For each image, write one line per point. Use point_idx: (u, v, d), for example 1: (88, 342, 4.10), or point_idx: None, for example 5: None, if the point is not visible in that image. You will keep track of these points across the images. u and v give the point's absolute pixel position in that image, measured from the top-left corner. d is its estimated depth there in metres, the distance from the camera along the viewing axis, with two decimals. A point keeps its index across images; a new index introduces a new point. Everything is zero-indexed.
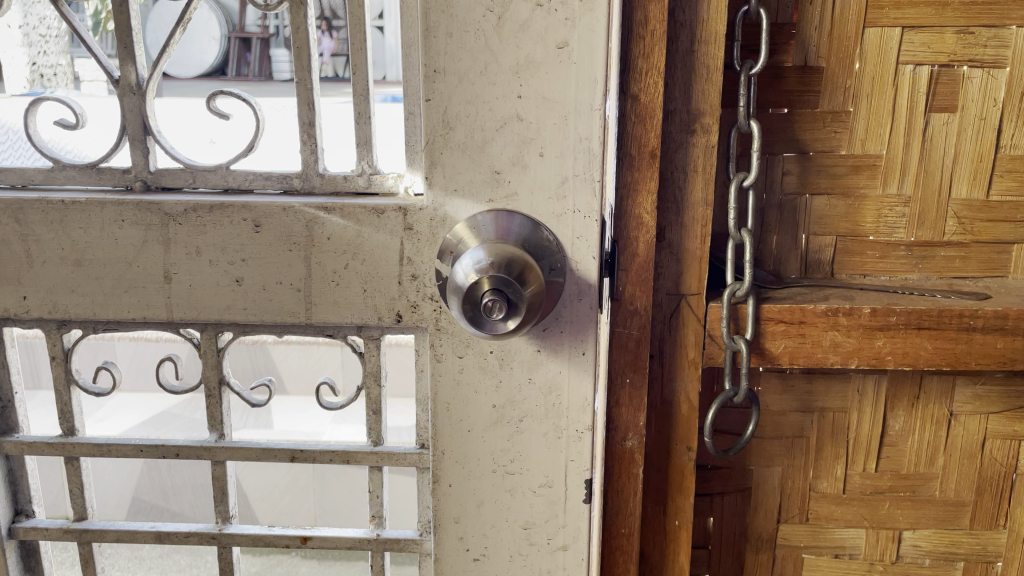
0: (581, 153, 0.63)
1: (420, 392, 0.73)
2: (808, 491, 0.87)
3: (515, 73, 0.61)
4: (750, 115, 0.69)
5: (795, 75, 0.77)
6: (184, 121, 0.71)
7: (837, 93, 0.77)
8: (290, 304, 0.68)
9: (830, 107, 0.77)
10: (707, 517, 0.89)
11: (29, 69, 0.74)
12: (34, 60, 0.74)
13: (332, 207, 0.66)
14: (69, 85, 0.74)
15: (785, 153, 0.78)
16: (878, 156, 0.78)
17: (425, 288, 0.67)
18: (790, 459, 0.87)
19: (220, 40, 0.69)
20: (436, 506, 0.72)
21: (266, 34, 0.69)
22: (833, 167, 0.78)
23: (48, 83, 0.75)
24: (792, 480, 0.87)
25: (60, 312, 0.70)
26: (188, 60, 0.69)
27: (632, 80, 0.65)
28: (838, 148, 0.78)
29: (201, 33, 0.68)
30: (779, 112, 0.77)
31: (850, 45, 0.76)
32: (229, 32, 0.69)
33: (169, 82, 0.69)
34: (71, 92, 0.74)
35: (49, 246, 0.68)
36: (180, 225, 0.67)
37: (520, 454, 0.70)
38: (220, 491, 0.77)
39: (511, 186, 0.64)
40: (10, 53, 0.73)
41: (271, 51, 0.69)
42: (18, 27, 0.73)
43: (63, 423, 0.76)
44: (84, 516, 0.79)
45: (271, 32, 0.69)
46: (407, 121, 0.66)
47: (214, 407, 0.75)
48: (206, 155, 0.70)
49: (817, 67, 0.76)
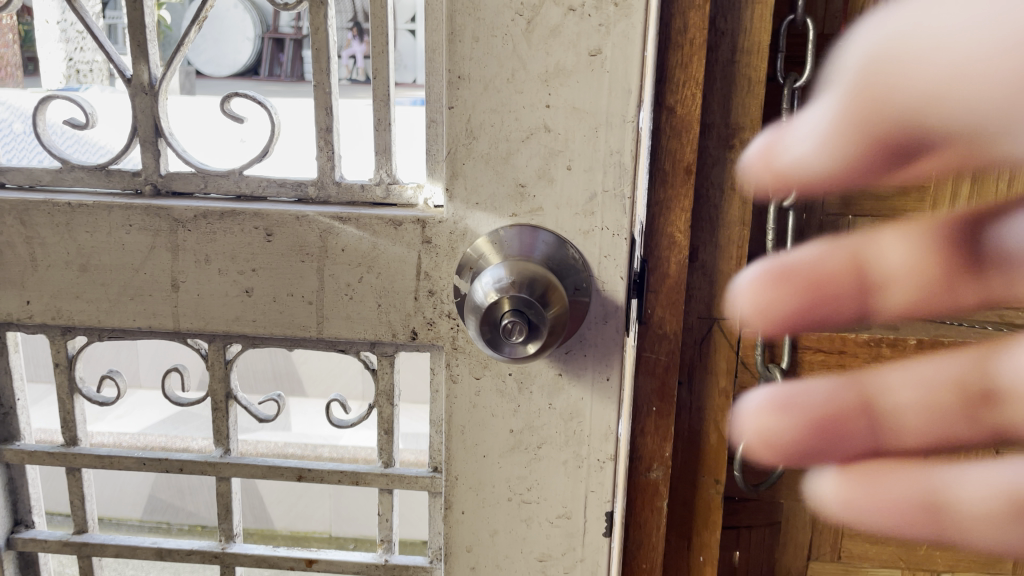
0: (611, 167, 0.59)
1: (434, 412, 0.70)
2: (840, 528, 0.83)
3: (544, 81, 0.58)
4: None
5: None
6: (218, 122, 0.67)
7: None
8: (301, 318, 0.65)
9: None
10: (734, 550, 0.85)
11: (67, 65, 0.71)
12: (71, 55, 0.71)
13: (347, 217, 0.62)
14: (104, 82, 0.70)
15: None
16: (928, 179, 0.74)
17: (442, 305, 0.63)
18: None
19: (254, 40, 0.66)
20: (448, 535, 0.69)
21: (299, 35, 0.67)
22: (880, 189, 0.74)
23: (83, 79, 0.71)
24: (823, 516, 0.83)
25: (63, 319, 0.67)
26: (221, 59, 0.66)
27: (669, 91, 0.61)
28: None
29: (236, 32, 0.65)
30: None
31: None
32: (262, 33, 0.66)
33: (201, 80, 0.67)
34: (104, 89, 0.70)
35: (54, 250, 0.65)
36: (189, 232, 0.64)
37: (538, 483, 0.66)
38: (224, 508, 0.74)
39: (536, 201, 0.60)
40: (49, 49, 0.71)
41: (302, 53, 0.67)
42: (57, 23, 0.71)
43: (65, 432, 0.73)
44: (84, 529, 0.76)
45: (304, 33, 0.66)
46: (428, 129, 0.62)
47: (220, 421, 0.71)
48: (234, 154, 0.66)
49: None
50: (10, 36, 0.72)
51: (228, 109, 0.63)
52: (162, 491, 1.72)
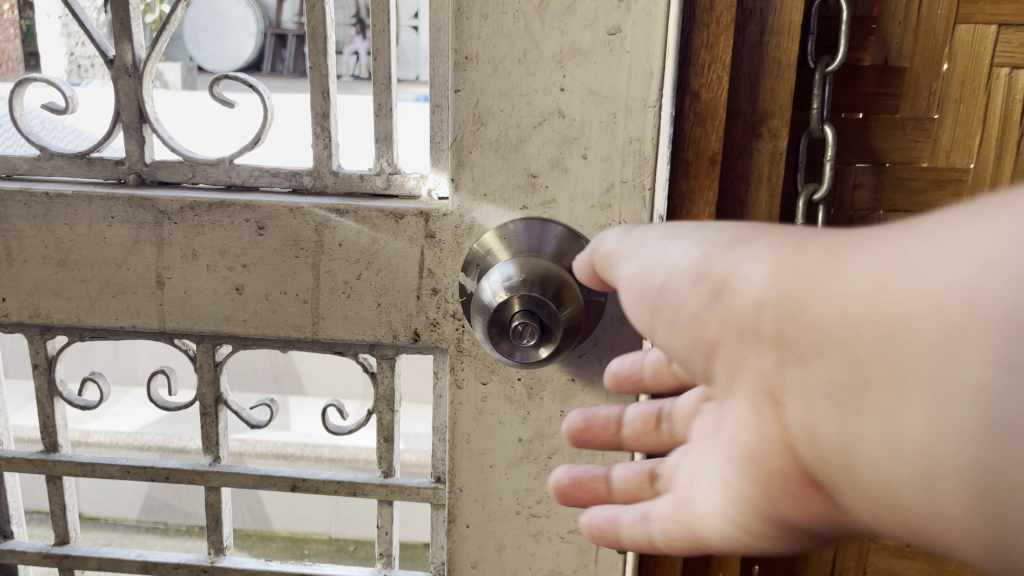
0: (631, 156, 0.55)
1: (437, 419, 0.65)
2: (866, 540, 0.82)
3: (559, 61, 0.53)
4: (824, 119, 0.61)
5: (873, 76, 0.74)
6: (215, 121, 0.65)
7: (921, 99, 0.75)
8: (295, 318, 0.60)
9: (912, 113, 0.75)
10: (754, 563, 0.82)
11: (67, 60, 0.66)
12: (72, 50, 0.66)
13: (345, 209, 0.58)
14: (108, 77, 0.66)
15: (860, 162, 0.77)
16: (963, 170, 0.77)
17: (446, 305, 0.59)
18: None
19: (256, 36, 0.65)
20: (451, 550, 0.65)
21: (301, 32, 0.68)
22: (912, 179, 0.76)
23: (85, 74, 0.66)
24: None
25: (42, 317, 0.63)
26: (224, 53, 0.63)
27: (693, 74, 0.56)
28: (919, 158, 0.76)
29: (235, 28, 0.64)
30: (854, 116, 0.75)
31: (940, 45, 0.73)
32: (265, 28, 0.67)
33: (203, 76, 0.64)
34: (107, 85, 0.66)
35: (31, 244, 0.61)
36: (175, 225, 0.59)
37: (548, 495, 0.62)
38: (214, 519, 0.70)
39: (548, 192, 0.56)
40: (48, 44, 0.67)
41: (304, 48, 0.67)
42: (57, 17, 0.66)
43: (45, 438, 0.69)
44: (65, 541, 0.72)
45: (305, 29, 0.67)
46: (433, 114, 0.58)
47: (209, 427, 0.67)
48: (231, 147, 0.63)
49: (899, 67, 0.73)
50: (11, 31, 0.67)
51: (218, 93, 0.59)
52: (157, 492, 1.68)
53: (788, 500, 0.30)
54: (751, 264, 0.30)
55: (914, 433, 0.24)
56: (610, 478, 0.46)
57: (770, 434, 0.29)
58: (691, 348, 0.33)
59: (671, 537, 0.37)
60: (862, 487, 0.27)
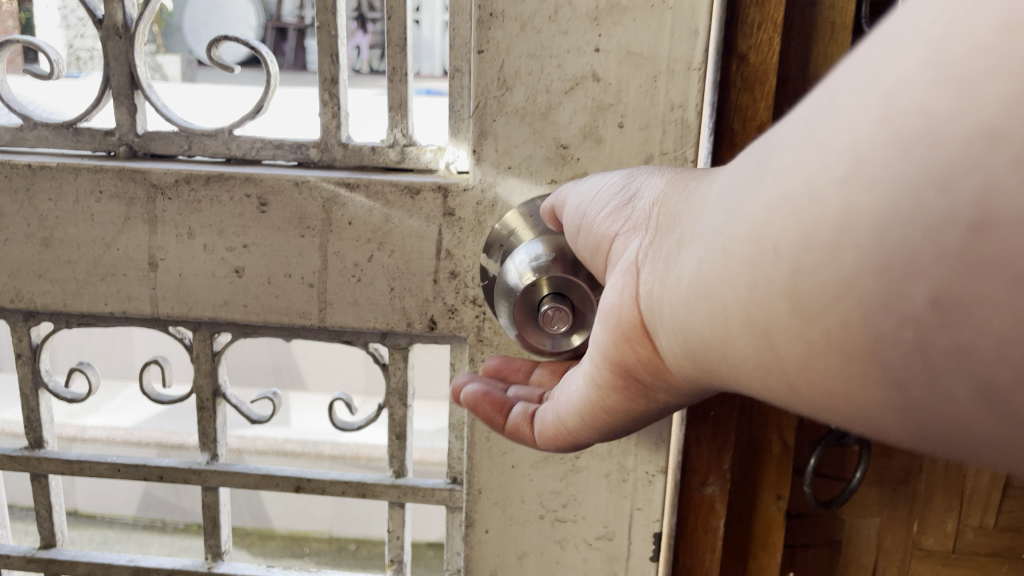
0: (672, 125, 0.49)
1: (454, 415, 0.60)
2: (909, 547, 0.78)
3: (594, 18, 0.48)
4: None
5: None
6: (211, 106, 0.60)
7: None
8: (301, 304, 0.55)
9: None
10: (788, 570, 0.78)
11: (67, 53, 0.60)
12: (71, 43, 0.60)
13: (355, 183, 0.52)
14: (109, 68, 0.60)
15: None
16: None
17: (466, 289, 0.54)
18: (890, 509, 0.78)
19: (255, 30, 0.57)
20: (469, 557, 0.60)
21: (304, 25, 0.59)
22: None
23: (84, 67, 0.60)
24: (891, 534, 0.78)
25: (24, 302, 0.58)
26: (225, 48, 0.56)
27: (740, 35, 0.51)
28: None
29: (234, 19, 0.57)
30: None
31: None
32: (265, 22, 0.57)
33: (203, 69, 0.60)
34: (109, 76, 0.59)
35: (12, 221, 0.56)
36: (169, 200, 0.54)
37: (575, 499, 0.57)
38: (211, 522, 0.65)
39: (580, 164, 0.51)
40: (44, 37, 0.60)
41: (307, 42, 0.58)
42: (55, 8, 0.59)
43: (29, 434, 0.64)
44: (51, 544, 0.67)
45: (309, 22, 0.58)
46: (452, 80, 0.52)
47: (206, 422, 0.62)
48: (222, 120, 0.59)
49: None
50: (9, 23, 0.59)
51: (217, 57, 0.54)
52: (155, 490, 1.63)
53: (626, 351, 0.37)
54: (651, 184, 0.39)
55: (691, 264, 0.31)
56: (505, 391, 0.50)
57: (623, 296, 0.37)
58: (602, 255, 0.42)
59: (545, 422, 0.46)
60: (670, 326, 0.33)
